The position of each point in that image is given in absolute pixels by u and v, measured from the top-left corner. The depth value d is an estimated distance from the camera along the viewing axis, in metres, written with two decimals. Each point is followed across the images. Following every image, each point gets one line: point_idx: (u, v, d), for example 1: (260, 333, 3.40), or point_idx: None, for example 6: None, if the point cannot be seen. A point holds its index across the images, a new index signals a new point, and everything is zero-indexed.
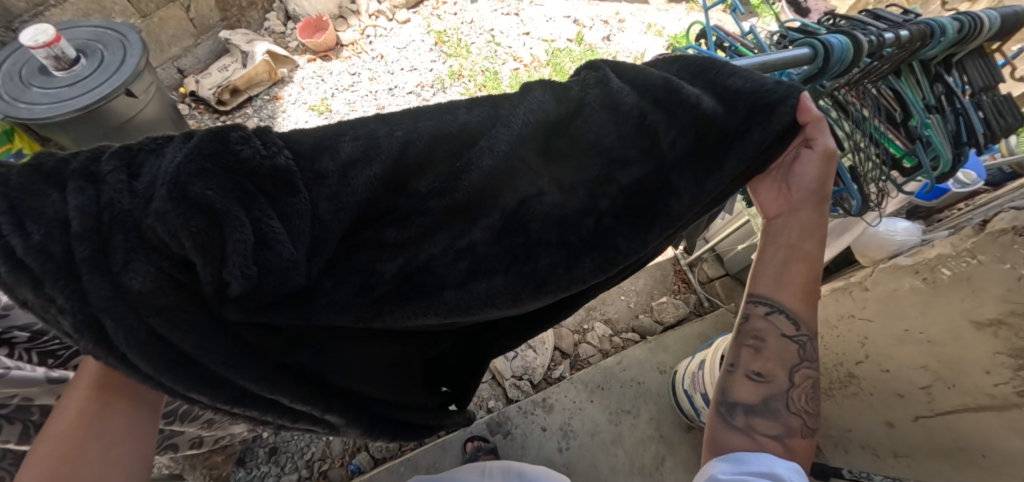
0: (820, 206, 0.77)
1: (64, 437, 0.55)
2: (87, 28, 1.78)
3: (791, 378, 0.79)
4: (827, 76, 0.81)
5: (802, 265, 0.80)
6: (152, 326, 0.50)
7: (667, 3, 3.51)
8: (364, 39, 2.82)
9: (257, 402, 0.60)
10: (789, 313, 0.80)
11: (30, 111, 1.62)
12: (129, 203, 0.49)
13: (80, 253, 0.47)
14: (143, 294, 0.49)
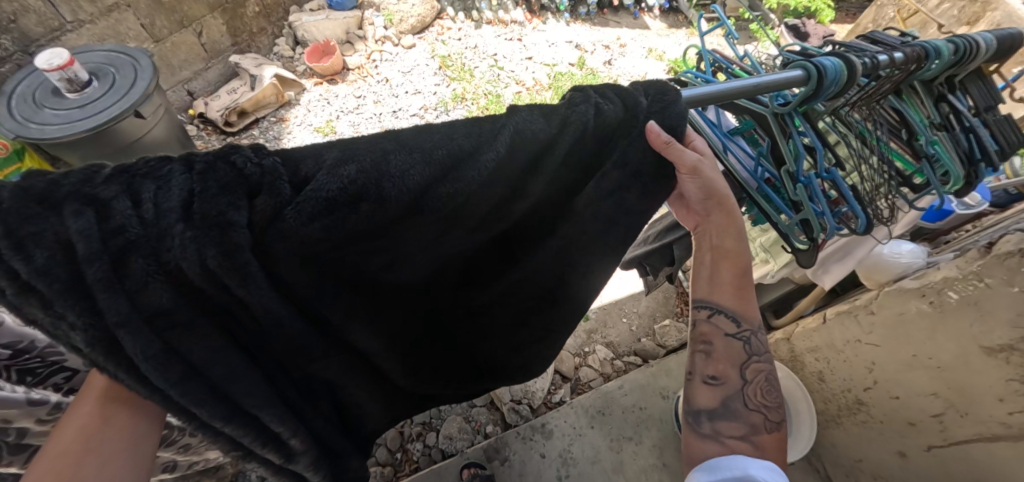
0: (722, 207, 0.76)
1: (63, 452, 0.49)
2: (100, 52, 1.84)
3: (743, 375, 0.81)
4: (823, 96, 0.81)
5: (729, 263, 0.80)
6: (166, 341, 0.49)
7: (666, 29, 3.59)
8: (370, 63, 2.89)
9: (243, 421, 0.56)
10: (727, 311, 0.81)
11: (41, 131, 1.65)
12: (140, 232, 0.47)
13: (91, 275, 0.45)
14: (164, 310, 0.49)
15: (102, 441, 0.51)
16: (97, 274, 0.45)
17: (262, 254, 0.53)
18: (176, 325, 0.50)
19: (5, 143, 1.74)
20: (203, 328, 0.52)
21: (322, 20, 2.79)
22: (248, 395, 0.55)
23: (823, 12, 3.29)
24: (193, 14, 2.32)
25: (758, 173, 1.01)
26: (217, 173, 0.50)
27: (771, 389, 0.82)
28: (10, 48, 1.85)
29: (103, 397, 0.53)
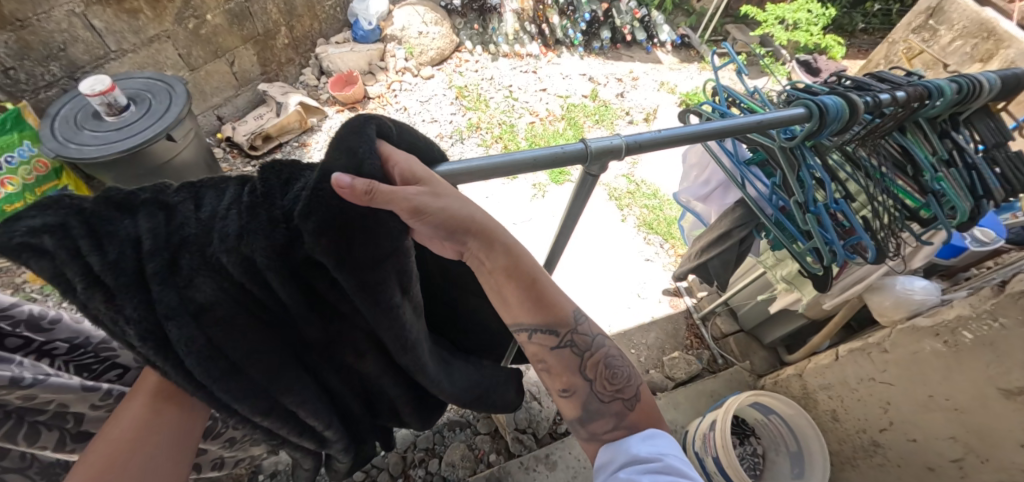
0: (478, 231, 0.63)
1: (118, 438, 0.58)
2: (140, 79, 1.96)
3: (587, 373, 0.75)
4: (826, 132, 0.82)
5: (513, 284, 0.68)
6: (208, 335, 0.53)
7: (678, 64, 3.67)
8: (390, 93, 3.01)
9: (276, 415, 0.62)
10: (541, 328, 0.72)
11: (79, 151, 1.74)
12: (196, 230, 0.52)
13: (150, 268, 0.50)
14: (205, 305, 0.53)
15: (151, 433, 0.59)
16: (155, 268, 0.50)
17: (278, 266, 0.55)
18: (217, 320, 0.54)
19: (45, 161, 1.84)
20: (252, 337, 0.57)
21: (347, 52, 2.93)
22: (286, 392, 0.61)
23: (833, 49, 3.34)
24: (227, 45, 2.45)
25: (774, 202, 1.04)
26: (272, 182, 0.56)
27: (615, 372, 0.76)
28: (57, 74, 1.94)
29: (155, 394, 0.61)
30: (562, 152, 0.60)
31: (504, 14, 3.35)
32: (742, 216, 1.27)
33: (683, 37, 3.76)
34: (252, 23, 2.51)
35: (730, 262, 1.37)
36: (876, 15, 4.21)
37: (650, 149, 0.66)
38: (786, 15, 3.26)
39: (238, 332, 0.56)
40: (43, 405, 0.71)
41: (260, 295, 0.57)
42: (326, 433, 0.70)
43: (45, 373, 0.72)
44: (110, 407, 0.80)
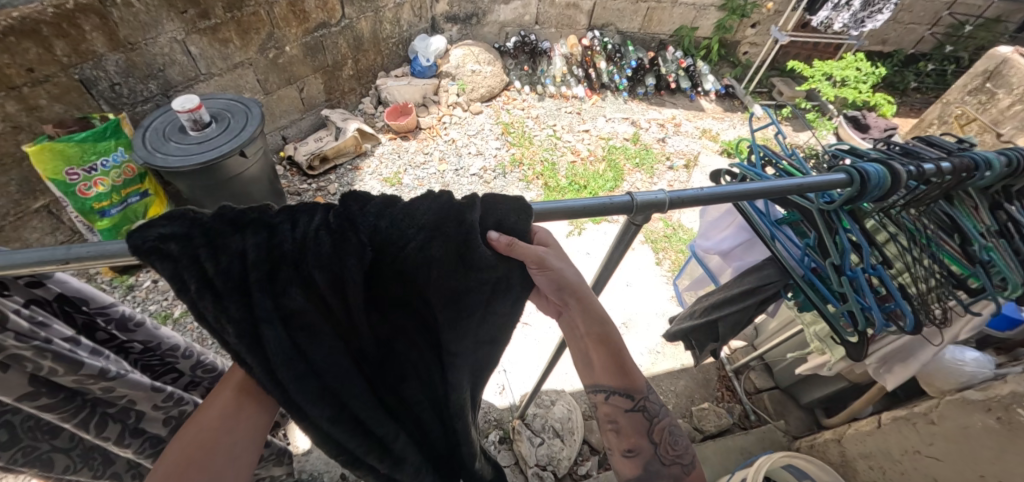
0: (583, 297, 0.70)
1: (206, 424, 0.63)
2: (222, 100, 2.18)
3: (653, 438, 0.77)
4: (867, 198, 0.83)
5: (602, 351, 0.72)
6: (294, 340, 0.62)
7: (720, 112, 3.72)
8: (440, 124, 3.19)
9: (343, 429, 0.66)
10: (618, 391, 0.74)
11: (164, 159, 1.93)
12: (291, 248, 0.61)
13: (254, 277, 0.59)
14: (296, 310, 0.62)
15: (234, 424, 0.64)
16: (258, 276, 0.59)
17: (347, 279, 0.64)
18: (303, 327, 0.63)
19: (133, 166, 2.05)
20: (329, 347, 0.66)
21: (404, 85, 3.14)
22: (353, 397, 0.67)
23: (883, 108, 3.31)
24: (299, 74, 2.68)
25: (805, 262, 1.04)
26: (358, 209, 0.64)
27: (678, 440, 0.78)
28: (154, 91, 2.17)
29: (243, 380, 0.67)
30: (610, 203, 0.66)
31: (553, 57, 3.55)
32: (769, 274, 1.21)
33: (727, 87, 3.81)
34: (324, 55, 2.74)
35: (744, 321, 1.29)
36: (930, 74, 4.14)
37: (691, 205, 0.71)
38: (834, 71, 3.28)
39: (310, 336, 0.64)
40: (117, 399, 0.79)
41: (337, 307, 0.66)
42: (392, 446, 0.73)
43: (125, 369, 0.80)
44: (168, 411, 0.89)
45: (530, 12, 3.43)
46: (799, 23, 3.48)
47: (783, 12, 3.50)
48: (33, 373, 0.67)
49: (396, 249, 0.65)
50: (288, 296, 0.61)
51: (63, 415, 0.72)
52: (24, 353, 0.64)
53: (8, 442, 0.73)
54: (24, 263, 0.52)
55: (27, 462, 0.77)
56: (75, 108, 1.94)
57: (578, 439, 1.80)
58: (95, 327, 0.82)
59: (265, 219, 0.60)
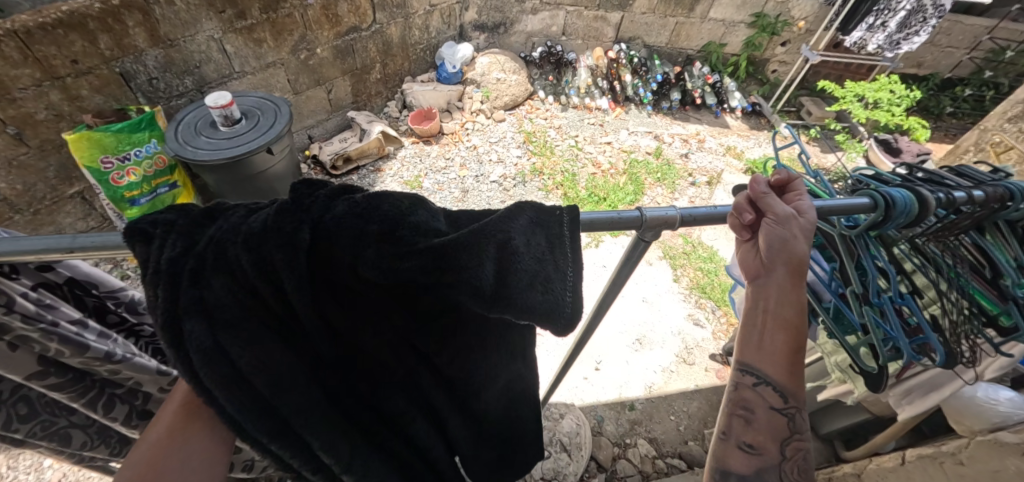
0: (795, 270, 0.69)
1: (155, 444, 0.55)
2: (253, 98, 2.23)
3: (782, 451, 0.72)
4: (892, 225, 0.79)
5: (784, 333, 0.71)
6: (218, 339, 0.52)
7: (746, 130, 3.66)
8: (463, 130, 3.21)
9: (288, 444, 0.55)
10: (777, 384, 0.71)
11: (194, 153, 1.98)
12: (228, 239, 0.55)
13: (189, 266, 0.53)
14: (219, 304, 0.53)
15: (185, 441, 0.56)
16: (193, 266, 0.53)
17: (279, 264, 0.53)
18: (229, 323, 0.52)
19: (164, 157, 2.12)
20: (262, 349, 0.54)
21: (430, 90, 3.17)
22: (296, 411, 0.54)
23: (917, 132, 3.21)
24: (328, 76, 2.74)
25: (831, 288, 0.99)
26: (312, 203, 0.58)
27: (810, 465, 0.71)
28: (189, 87, 2.23)
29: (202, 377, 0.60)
30: (618, 217, 0.63)
31: (578, 69, 3.56)
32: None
33: (754, 105, 3.76)
34: (353, 58, 2.79)
35: None
36: (968, 99, 4.02)
37: (703, 223, 0.68)
38: (866, 93, 3.20)
39: (234, 332, 0.52)
40: (122, 381, 0.81)
41: (276, 303, 0.55)
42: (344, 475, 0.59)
43: (130, 353, 0.81)
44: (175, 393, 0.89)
45: (557, 23, 3.45)
46: (832, 43, 3.41)
47: (815, 32, 3.44)
48: (42, 353, 0.69)
49: (341, 229, 0.55)
50: (212, 289, 0.53)
51: (71, 395, 0.74)
52: (33, 335, 0.66)
53: (26, 416, 0.75)
54: (34, 250, 0.55)
55: (45, 436, 0.78)
56: (114, 100, 2.02)
57: (586, 455, 1.77)
58: (108, 311, 0.84)
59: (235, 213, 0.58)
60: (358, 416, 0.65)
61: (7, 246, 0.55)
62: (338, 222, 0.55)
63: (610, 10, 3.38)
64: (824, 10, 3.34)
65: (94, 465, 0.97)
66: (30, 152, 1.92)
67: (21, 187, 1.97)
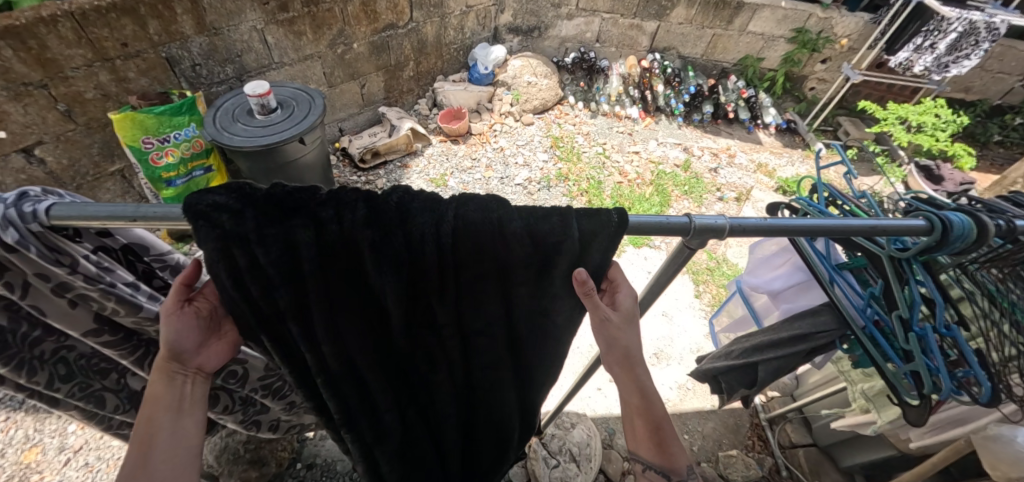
0: (626, 364, 0.71)
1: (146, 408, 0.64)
2: (290, 89, 2.28)
3: None
4: (946, 250, 0.75)
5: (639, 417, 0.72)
6: (328, 312, 0.66)
7: (779, 148, 3.57)
8: (491, 132, 3.23)
9: (346, 386, 0.75)
10: (655, 466, 0.72)
11: (230, 139, 2.04)
12: (339, 237, 0.61)
13: (307, 263, 0.61)
14: (332, 288, 0.65)
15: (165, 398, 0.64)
16: (310, 269, 0.61)
17: (383, 274, 0.63)
18: (336, 303, 0.66)
19: (201, 142, 2.17)
20: (361, 335, 0.71)
21: (460, 90, 3.19)
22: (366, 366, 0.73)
23: (961, 159, 3.08)
24: (363, 71, 2.78)
25: (867, 313, 0.97)
26: (389, 200, 0.61)
27: None
28: (229, 75, 2.29)
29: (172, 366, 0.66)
30: (665, 223, 0.63)
31: (611, 76, 3.52)
32: (824, 321, 1.11)
33: (788, 122, 3.66)
34: (388, 55, 2.83)
35: (786, 368, 1.18)
36: (1017, 129, 3.84)
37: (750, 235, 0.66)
38: (910, 116, 3.08)
39: (348, 320, 0.69)
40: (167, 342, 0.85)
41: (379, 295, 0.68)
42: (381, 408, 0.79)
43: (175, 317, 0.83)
44: None
45: (592, 29, 3.43)
46: (875, 62, 3.31)
47: (858, 50, 3.34)
48: (96, 313, 0.74)
49: (434, 250, 0.62)
50: (332, 281, 0.65)
51: (122, 353, 0.80)
52: (92, 294, 0.70)
53: (66, 376, 0.80)
54: (93, 218, 0.57)
55: (82, 397, 0.84)
56: (159, 83, 2.09)
57: (595, 467, 1.72)
58: (154, 275, 0.85)
59: (310, 208, 0.60)
60: (410, 385, 0.84)
61: (74, 211, 0.58)
62: (437, 243, 0.62)
63: (647, 18, 3.34)
64: (869, 29, 3.24)
65: (120, 432, 1.01)
66: (76, 129, 2.00)
67: (66, 162, 2.06)
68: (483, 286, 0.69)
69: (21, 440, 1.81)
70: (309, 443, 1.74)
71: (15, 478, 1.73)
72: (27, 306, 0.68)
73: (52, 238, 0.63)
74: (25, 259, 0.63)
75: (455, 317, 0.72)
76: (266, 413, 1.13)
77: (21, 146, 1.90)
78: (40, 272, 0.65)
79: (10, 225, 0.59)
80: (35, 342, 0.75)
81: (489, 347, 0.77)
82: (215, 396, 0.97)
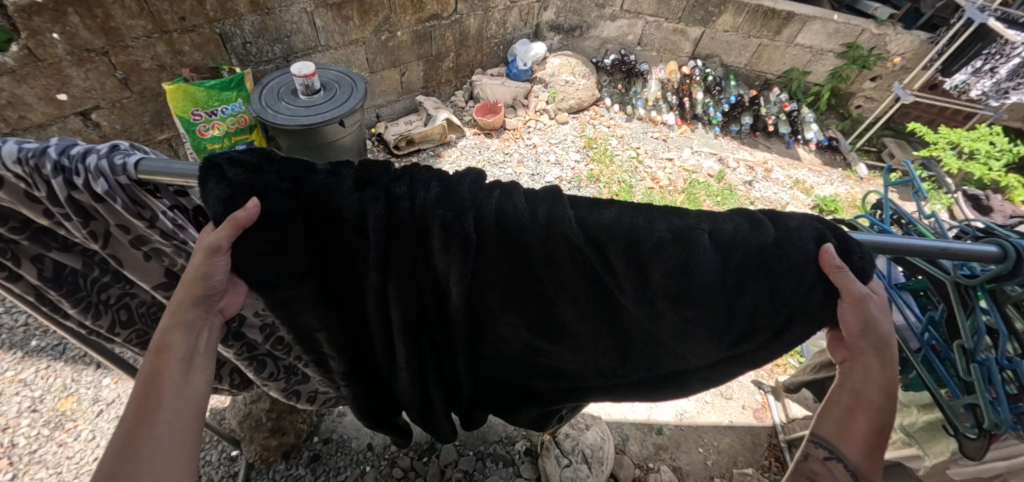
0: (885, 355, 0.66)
1: (153, 356, 0.59)
2: (334, 72, 2.33)
3: None
4: (1018, 280, 0.71)
5: (869, 414, 0.67)
6: (384, 275, 0.69)
7: (819, 165, 3.46)
8: (525, 128, 3.24)
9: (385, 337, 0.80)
10: (850, 465, 0.69)
11: (274, 116, 2.09)
12: (410, 214, 0.64)
13: (374, 234, 0.64)
14: (392, 256, 0.67)
15: (174, 347, 0.59)
16: (377, 239, 0.64)
17: (450, 253, 0.65)
18: (395, 272, 0.69)
19: (246, 118, 2.24)
20: (411, 307, 0.73)
21: (498, 84, 3.20)
22: (406, 330, 0.76)
23: (1015, 190, 2.93)
24: (404, 59, 2.81)
25: (923, 337, 0.95)
26: (463, 184, 0.65)
27: None
28: (277, 54, 2.35)
29: (193, 311, 0.61)
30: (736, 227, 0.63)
31: (650, 80, 3.47)
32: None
33: (831, 139, 3.55)
34: (429, 45, 2.85)
35: None
36: None
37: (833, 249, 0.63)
38: (963, 141, 2.95)
39: (403, 292, 0.71)
40: None
41: (438, 272, 0.69)
42: (408, 364, 0.83)
43: None
44: (263, 319, 0.98)
45: (634, 32, 3.39)
46: (929, 84, 3.17)
47: (911, 69, 3.21)
48: (166, 268, 0.81)
49: (502, 232, 0.65)
50: (393, 254, 0.67)
51: None
52: (166, 249, 0.74)
53: (126, 321, 0.89)
54: (179, 175, 0.61)
55: (136, 342, 0.93)
56: (210, 58, 2.16)
57: (605, 471, 1.67)
58: None
59: (385, 182, 0.65)
60: (440, 355, 0.86)
61: (159, 166, 0.62)
62: (511, 226, 0.65)
63: (692, 24, 3.28)
64: (926, 48, 3.11)
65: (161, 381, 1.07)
66: (131, 96, 2.10)
67: (120, 127, 2.16)
68: (543, 281, 0.70)
69: (59, 388, 1.91)
70: (326, 418, 1.78)
71: (50, 423, 1.82)
72: (106, 255, 0.74)
73: (137, 191, 0.66)
74: (111, 208, 0.68)
75: (506, 300, 0.74)
76: (305, 384, 1.15)
77: (79, 109, 2.01)
78: (121, 223, 0.70)
79: (102, 176, 0.62)
80: (103, 287, 0.83)
81: (532, 331, 0.79)
82: (262, 361, 1.03)
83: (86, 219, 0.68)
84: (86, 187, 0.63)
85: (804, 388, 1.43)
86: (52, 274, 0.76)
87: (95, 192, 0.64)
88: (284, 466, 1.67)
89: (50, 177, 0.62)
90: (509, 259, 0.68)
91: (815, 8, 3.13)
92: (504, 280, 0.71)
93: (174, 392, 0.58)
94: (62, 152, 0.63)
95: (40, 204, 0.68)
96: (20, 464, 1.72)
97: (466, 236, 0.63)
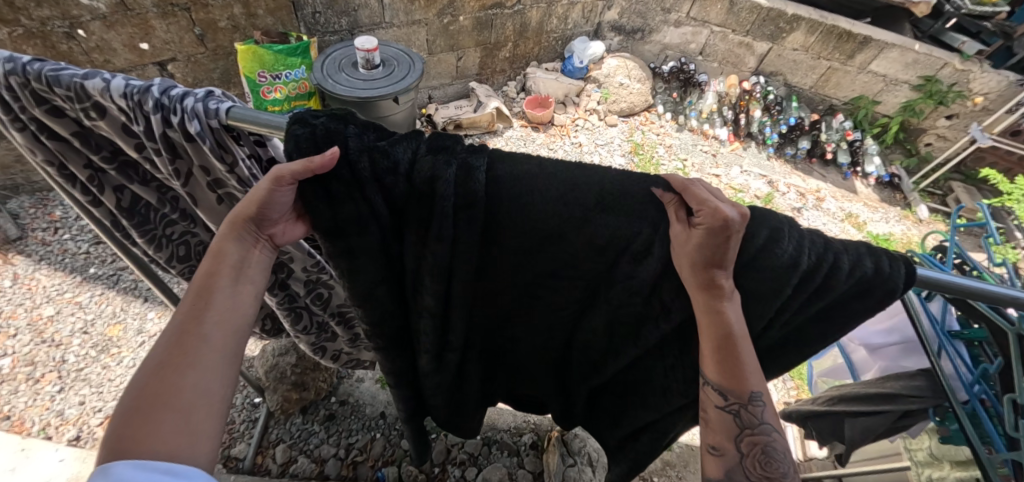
0: (716, 266, 0.62)
1: (210, 261, 0.64)
2: (395, 49, 2.38)
3: (741, 446, 0.67)
4: None
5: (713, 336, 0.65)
6: (443, 253, 0.68)
7: (876, 201, 3.28)
8: (572, 126, 3.22)
9: (431, 322, 0.77)
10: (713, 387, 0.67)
11: (333, 86, 2.16)
12: (481, 190, 0.64)
13: (442, 207, 0.64)
14: (455, 233, 0.67)
15: (228, 256, 0.65)
16: (443, 208, 0.64)
17: (515, 223, 0.68)
18: (454, 250, 0.68)
19: (307, 85, 2.33)
20: (468, 284, 0.73)
21: (552, 80, 3.20)
22: (457, 309, 0.76)
23: None
24: (462, 44, 2.85)
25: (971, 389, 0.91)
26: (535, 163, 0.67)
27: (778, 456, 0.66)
28: (343, 27, 2.42)
29: (243, 227, 0.65)
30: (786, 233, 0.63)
31: (706, 92, 3.37)
32: (919, 387, 1.12)
33: (893, 176, 3.34)
34: (489, 33, 2.87)
35: (873, 431, 1.17)
36: None
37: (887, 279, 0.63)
38: None
39: (460, 269, 0.70)
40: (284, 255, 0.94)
41: (492, 251, 0.71)
42: (450, 345, 0.83)
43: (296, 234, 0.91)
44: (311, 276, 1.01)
45: (697, 41, 3.31)
46: (1011, 129, 2.96)
47: (993, 111, 2.99)
48: None
49: (569, 212, 0.66)
50: (461, 230, 0.66)
51: None
52: (239, 194, 0.79)
53: (184, 257, 0.95)
54: (268, 125, 0.64)
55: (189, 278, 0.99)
56: (282, 24, 2.25)
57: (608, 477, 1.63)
58: None
59: (458, 154, 0.65)
60: (487, 333, 0.88)
61: (247, 115, 0.66)
62: (572, 206, 0.66)
63: (759, 38, 3.17)
64: (1013, 90, 2.89)
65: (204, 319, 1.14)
66: (205, 52, 2.21)
67: (191, 80, 2.29)
68: (595, 267, 0.71)
69: (108, 315, 2.05)
70: (344, 381, 1.86)
71: (97, 346, 1.96)
72: (185, 193, 0.79)
73: (224, 136, 0.69)
74: (197, 149, 0.72)
75: (549, 279, 0.75)
76: (332, 343, 1.21)
77: (158, 59, 2.14)
78: (204, 165, 0.75)
79: (196, 117, 0.67)
80: (169, 222, 0.89)
81: (569, 313, 0.81)
82: (299, 314, 1.07)
83: (173, 157, 0.73)
84: (180, 126, 0.68)
85: (808, 428, 1.33)
86: (128, 204, 0.82)
87: (187, 132, 0.68)
88: (300, 419, 1.75)
89: (150, 114, 0.66)
90: (568, 241, 0.69)
91: (896, 36, 2.96)
92: (570, 266, 0.72)
93: (226, 295, 0.64)
94: (164, 92, 0.67)
95: (133, 139, 0.73)
96: (67, 379, 1.86)
97: (533, 211, 0.67)
